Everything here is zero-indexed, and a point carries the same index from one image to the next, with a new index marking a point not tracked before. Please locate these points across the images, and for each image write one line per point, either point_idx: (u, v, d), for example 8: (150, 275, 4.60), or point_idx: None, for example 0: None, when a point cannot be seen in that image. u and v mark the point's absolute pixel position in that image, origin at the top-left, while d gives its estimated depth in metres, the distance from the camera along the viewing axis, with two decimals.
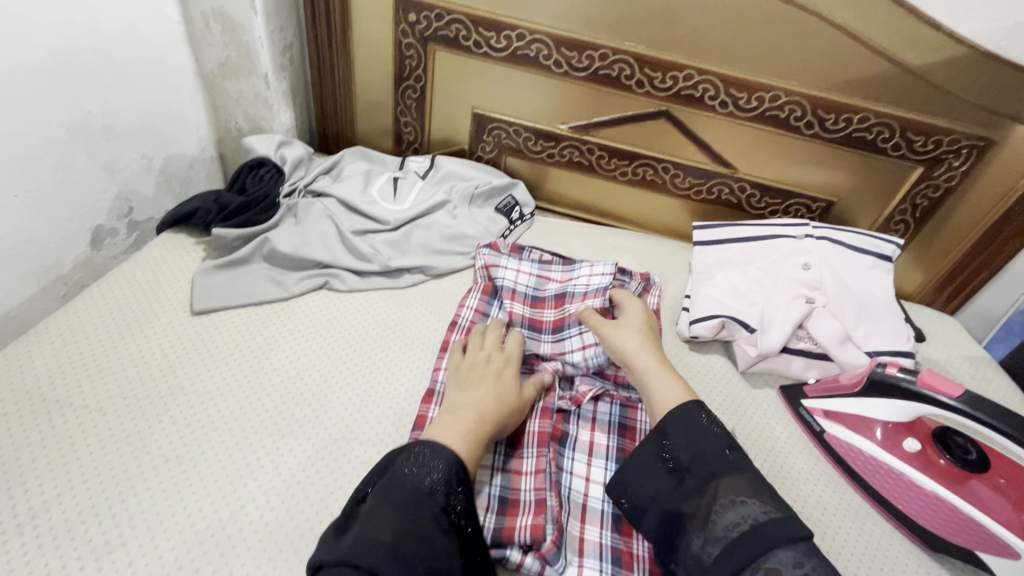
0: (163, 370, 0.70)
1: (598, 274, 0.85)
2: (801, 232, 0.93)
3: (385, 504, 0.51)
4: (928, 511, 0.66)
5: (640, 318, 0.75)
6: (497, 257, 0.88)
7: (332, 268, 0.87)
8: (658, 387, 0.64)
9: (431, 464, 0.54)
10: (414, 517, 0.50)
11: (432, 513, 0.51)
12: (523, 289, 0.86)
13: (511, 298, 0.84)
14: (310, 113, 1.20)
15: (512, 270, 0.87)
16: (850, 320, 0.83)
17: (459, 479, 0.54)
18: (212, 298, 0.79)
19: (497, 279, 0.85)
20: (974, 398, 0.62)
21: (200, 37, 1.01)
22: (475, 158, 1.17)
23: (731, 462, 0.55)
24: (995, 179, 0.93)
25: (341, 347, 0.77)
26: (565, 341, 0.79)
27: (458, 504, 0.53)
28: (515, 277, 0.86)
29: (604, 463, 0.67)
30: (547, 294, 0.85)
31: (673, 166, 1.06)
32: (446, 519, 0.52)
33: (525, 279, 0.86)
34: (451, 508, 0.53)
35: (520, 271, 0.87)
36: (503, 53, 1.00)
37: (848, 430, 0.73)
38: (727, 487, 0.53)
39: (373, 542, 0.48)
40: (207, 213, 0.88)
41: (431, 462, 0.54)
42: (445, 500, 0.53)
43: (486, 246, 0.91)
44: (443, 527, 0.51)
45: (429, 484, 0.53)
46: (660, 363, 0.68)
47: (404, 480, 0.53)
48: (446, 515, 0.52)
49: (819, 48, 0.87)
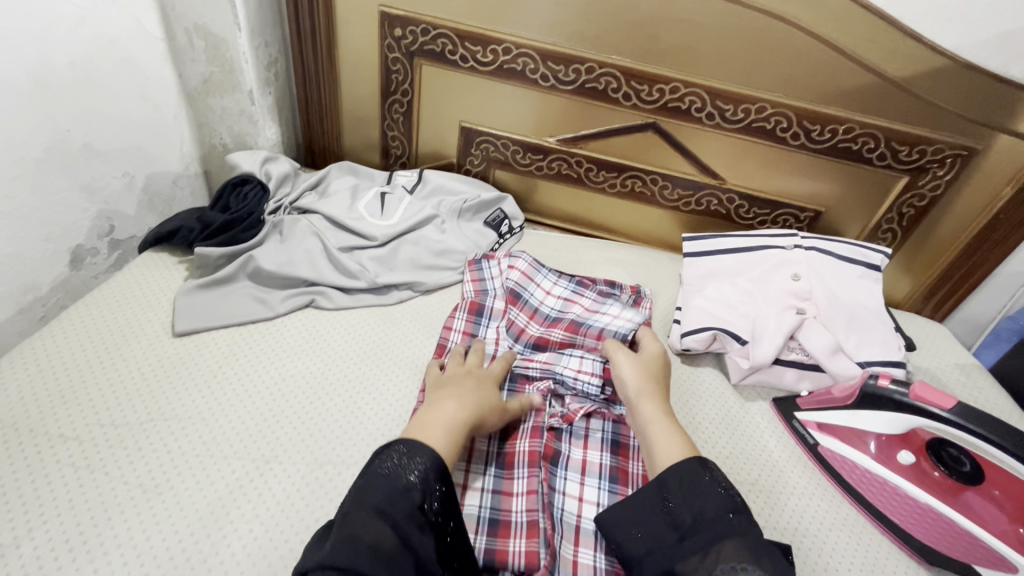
0: (143, 395, 0.68)
1: (623, 318, 0.80)
2: (789, 243, 0.93)
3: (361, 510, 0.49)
4: (925, 525, 0.66)
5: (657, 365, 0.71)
6: (536, 272, 0.90)
7: (318, 286, 0.86)
8: (661, 438, 0.61)
9: (407, 466, 0.53)
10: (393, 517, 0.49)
11: (410, 511, 0.50)
12: (545, 311, 0.85)
13: (529, 314, 0.84)
14: (296, 127, 1.19)
15: (541, 290, 0.88)
16: (841, 330, 0.82)
17: (436, 477, 0.53)
18: (194, 319, 0.77)
19: (523, 296, 0.86)
20: (967, 410, 0.62)
21: (183, 54, 1.00)
22: (464, 171, 1.17)
23: (732, 525, 0.51)
24: (980, 188, 0.94)
25: (327, 368, 0.76)
26: (563, 358, 0.76)
27: (434, 499, 0.52)
28: (542, 296, 0.87)
29: (597, 482, 0.66)
30: (567, 317, 0.83)
31: (661, 178, 1.06)
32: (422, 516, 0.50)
33: (552, 302, 0.86)
34: (427, 505, 0.51)
35: (551, 292, 0.88)
36: (490, 67, 1.00)
37: (841, 442, 0.73)
38: (728, 551, 0.49)
39: (355, 548, 0.46)
40: (189, 232, 0.86)
41: (408, 465, 0.53)
42: (422, 498, 0.51)
43: (485, 260, 0.92)
44: (420, 524, 0.50)
45: (406, 482, 0.52)
46: (664, 415, 0.64)
47: (381, 485, 0.51)
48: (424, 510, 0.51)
49: (803, 61, 0.87)
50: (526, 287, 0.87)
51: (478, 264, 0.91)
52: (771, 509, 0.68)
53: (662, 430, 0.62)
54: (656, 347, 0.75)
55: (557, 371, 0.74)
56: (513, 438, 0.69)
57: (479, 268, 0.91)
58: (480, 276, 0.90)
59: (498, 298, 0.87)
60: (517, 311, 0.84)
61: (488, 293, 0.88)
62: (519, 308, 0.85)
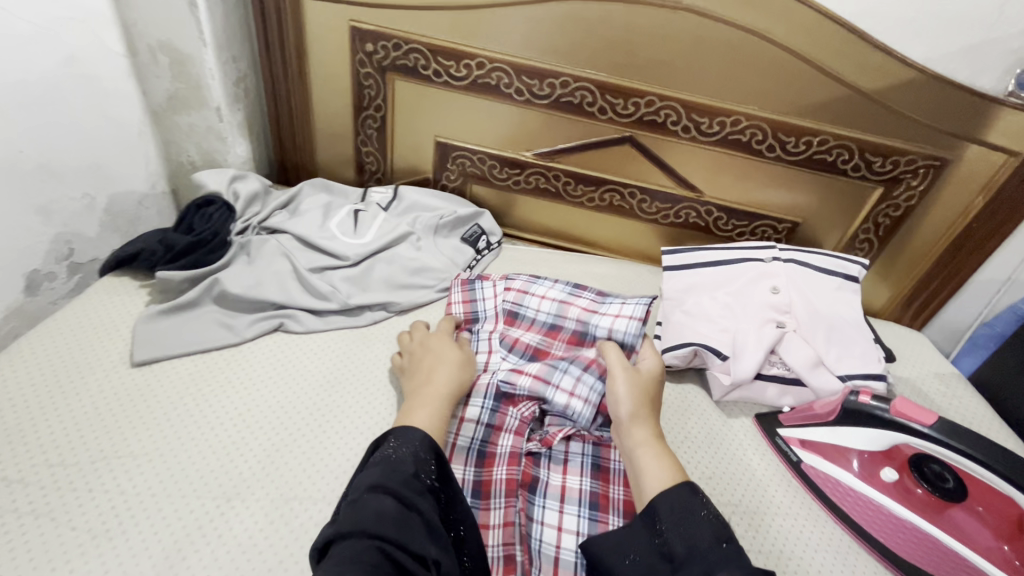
0: (97, 431, 0.64)
1: (624, 317, 0.78)
2: (768, 255, 0.92)
3: (373, 478, 0.52)
4: (912, 545, 0.65)
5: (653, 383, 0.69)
6: (533, 282, 0.86)
7: (287, 309, 0.83)
8: (653, 465, 0.59)
9: (408, 440, 0.57)
10: (403, 482, 0.53)
11: (417, 477, 0.54)
12: (543, 318, 0.82)
13: (526, 327, 0.82)
14: (268, 143, 1.17)
15: (536, 298, 0.84)
16: (821, 343, 0.82)
17: (433, 447, 0.57)
18: (154, 347, 0.74)
19: (518, 308, 0.83)
20: (948, 426, 0.61)
21: (148, 71, 0.97)
22: (440, 186, 1.15)
23: (727, 554, 0.49)
24: (953, 197, 0.94)
25: (296, 395, 0.72)
26: (556, 372, 0.72)
27: (434, 469, 0.56)
28: (538, 304, 0.83)
29: (577, 509, 0.64)
30: (566, 328, 0.81)
31: (639, 191, 1.06)
32: (426, 480, 0.54)
33: (548, 307, 0.83)
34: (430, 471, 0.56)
35: (547, 298, 0.84)
36: (464, 82, 0.98)
37: (822, 459, 0.72)
38: None
39: (371, 514, 0.49)
40: (151, 254, 0.82)
41: (409, 437, 0.57)
42: (418, 467, 0.55)
43: (472, 280, 0.88)
44: (420, 489, 0.53)
45: (401, 455, 0.55)
46: (657, 440, 0.62)
47: (386, 458, 0.55)
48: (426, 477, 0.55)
49: (775, 74, 0.87)
50: (522, 301, 0.84)
51: (471, 284, 0.87)
52: (755, 531, 0.66)
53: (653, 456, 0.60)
54: (654, 362, 0.72)
55: (548, 394, 0.71)
56: (490, 464, 0.67)
57: (472, 288, 0.87)
58: (472, 297, 0.86)
59: (492, 320, 0.83)
60: (515, 328, 0.81)
61: (481, 317, 0.84)
62: (517, 325, 0.82)
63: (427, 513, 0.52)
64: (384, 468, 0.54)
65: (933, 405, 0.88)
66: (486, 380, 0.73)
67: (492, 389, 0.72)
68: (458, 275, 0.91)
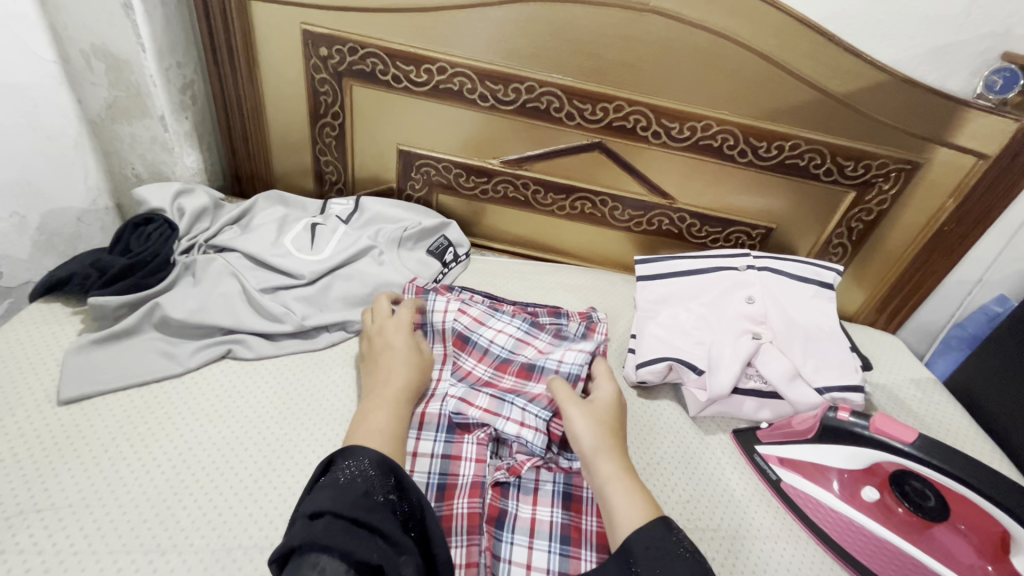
0: (16, 481, 0.58)
1: (574, 351, 0.75)
2: (742, 263, 0.90)
3: (323, 496, 0.48)
4: (890, 564, 0.63)
5: (611, 412, 0.66)
6: (492, 315, 0.82)
7: (237, 333, 0.77)
8: (625, 496, 0.55)
9: (359, 458, 0.52)
10: (356, 500, 0.48)
11: (372, 493, 0.50)
12: (495, 350, 0.78)
13: (478, 359, 0.77)
14: (220, 152, 1.10)
15: (492, 330, 0.80)
16: (798, 355, 0.79)
17: (389, 464, 0.53)
18: (84, 382, 0.67)
19: (470, 335, 0.78)
20: (929, 443, 0.59)
21: (81, 78, 0.89)
22: (405, 196, 1.10)
23: None
24: (925, 200, 0.93)
25: (244, 429, 0.67)
26: (505, 404, 0.70)
27: (391, 484, 0.52)
28: (494, 338, 0.79)
29: (547, 544, 0.60)
30: (517, 360, 0.77)
31: (611, 198, 1.02)
32: (382, 496, 0.50)
33: (503, 341, 0.79)
34: (386, 485, 0.52)
35: (501, 331, 0.80)
36: (425, 88, 0.94)
37: (804, 479, 0.70)
38: None
39: (324, 532, 0.45)
40: (85, 278, 0.76)
41: (360, 454, 0.53)
42: (370, 484, 0.50)
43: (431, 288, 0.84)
44: (372, 506, 0.49)
45: (350, 474, 0.51)
46: (625, 470, 0.59)
47: (336, 478, 0.50)
48: (382, 493, 0.51)
49: (745, 78, 0.85)
50: (477, 330, 0.79)
51: (425, 293, 0.83)
52: (735, 558, 0.63)
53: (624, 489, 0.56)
54: (610, 391, 0.70)
55: (499, 424, 0.67)
56: (450, 497, 0.63)
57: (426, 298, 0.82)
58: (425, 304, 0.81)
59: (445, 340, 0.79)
60: (465, 356, 0.77)
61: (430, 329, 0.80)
62: (467, 352, 0.78)
63: (386, 530, 0.48)
64: (334, 487, 0.49)
65: (908, 413, 0.86)
66: (437, 411, 0.69)
67: (443, 420, 0.69)
68: (412, 280, 0.86)
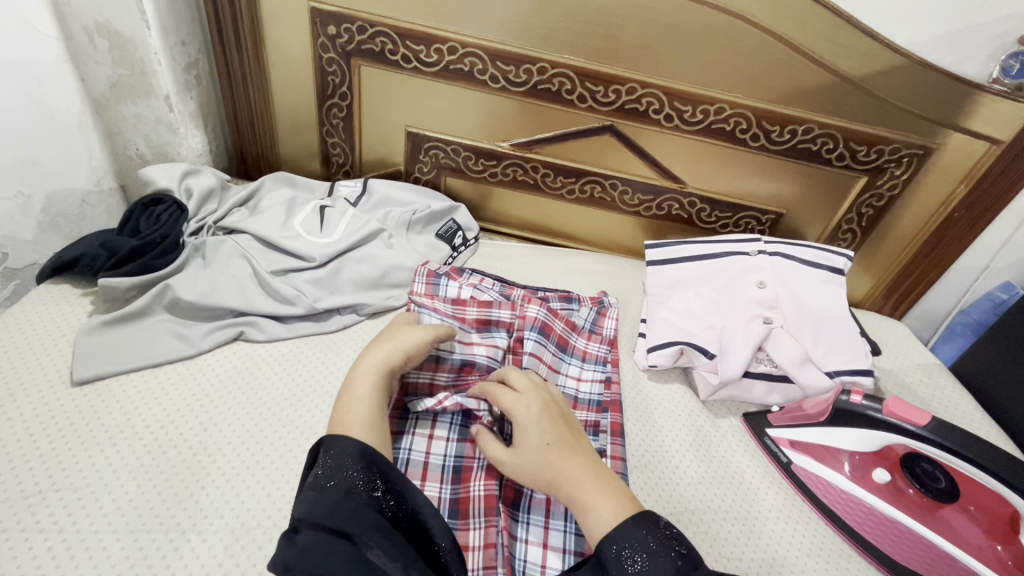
0: (34, 461, 0.58)
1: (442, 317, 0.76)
2: (753, 248, 0.90)
3: (302, 505, 0.48)
4: (899, 543, 0.64)
5: (542, 433, 0.57)
6: (486, 335, 0.77)
7: (248, 316, 0.77)
8: (588, 509, 0.52)
9: (339, 455, 0.51)
10: (335, 505, 0.47)
11: (353, 494, 0.49)
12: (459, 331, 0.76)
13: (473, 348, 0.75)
14: (225, 133, 1.09)
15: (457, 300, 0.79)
16: (808, 339, 0.80)
17: (370, 456, 0.51)
18: (96, 363, 0.67)
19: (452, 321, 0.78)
20: (941, 425, 0.60)
21: (84, 56, 0.87)
22: (413, 179, 1.09)
23: None
24: (936, 185, 0.93)
25: (258, 410, 0.67)
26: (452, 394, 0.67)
27: (377, 478, 0.51)
28: (467, 346, 0.73)
29: (563, 524, 0.61)
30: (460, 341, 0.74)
31: (621, 182, 1.02)
32: (364, 494, 0.49)
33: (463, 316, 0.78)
34: (368, 481, 0.50)
35: (483, 346, 0.74)
36: (435, 68, 0.92)
37: (815, 461, 0.70)
38: None
39: (295, 550, 0.45)
40: (94, 259, 0.75)
41: (340, 450, 0.51)
42: (351, 485, 0.49)
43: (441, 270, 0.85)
44: (355, 507, 0.48)
45: (329, 476, 0.50)
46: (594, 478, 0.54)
47: (316, 481, 0.50)
48: (364, 490, 0.49)
49: (760, 60, 0.84)
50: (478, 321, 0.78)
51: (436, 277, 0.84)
52: (746, 538, 0.64)
53: (581, 507, 0.53)
54: (526, 407, 0.59)
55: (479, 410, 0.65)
56: (467, 480, 0.63)
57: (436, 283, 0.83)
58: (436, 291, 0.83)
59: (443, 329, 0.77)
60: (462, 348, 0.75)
61: None
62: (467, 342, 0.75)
63: (370, 534, 0.47)
64: (314, 492, 0.49)
65: (915, 397, 0.87)
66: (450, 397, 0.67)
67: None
68: (424, 263, 0.86)
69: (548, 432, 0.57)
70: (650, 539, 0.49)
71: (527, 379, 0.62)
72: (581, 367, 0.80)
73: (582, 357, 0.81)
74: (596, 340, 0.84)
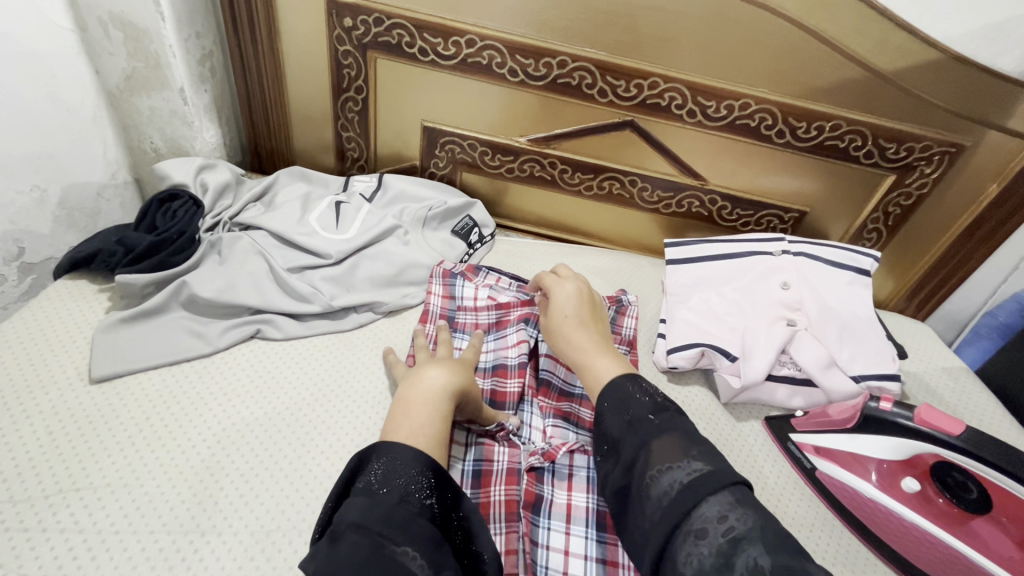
0: (54, 460, 0.58)
1: (482, 308, 0.81)
2: (776, 248, 0.88)
3: (355, 510, 0.46)
4: (930, 556, 0.62)
5: (570, 306, 0.70)
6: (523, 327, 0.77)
7: (264, 314, 0.76)
8: (592, 365, 0.64)
9: (393, 458, 0.50)
10: (388, 514, 0.46)
11: (407, 501, 0.47)
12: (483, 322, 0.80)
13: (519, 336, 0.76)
14: (239, 127, 1.08)
15: (470, 296, 0.82)
16: (833, 342, 0.78)
17: (426, 459, 0.51)
18: (115, 361, 0.67)
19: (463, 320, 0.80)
20: (975, 436, 0.58)
21: (99, 47, 0.86)
22: (428, 174, 1.08)
23: (658, 426, 0.53)
24: (968, 183, 0.90)
25: (275, 411, 0.67)
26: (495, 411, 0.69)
27: (430, 484, 0.49)
28: (503, 346, 0.76)
29: (584, 530, 0.60)
30: (508, 322, 0.78)
31: (640, 179, 1.00)
32: (417, 501, 0.48)
33: (486, 311, 0.80)
34: (425, 487, 0.49)
35: (517, 344, 0.75)
36: (453, 61, 0.91)
37: (841, 468, 0.68)
38: (658, 453, 0.50)
39: (342, 559, 0.43)
40: (111, 255, 0.75)
41: (396, 454, 0.50)
42: (406, 490, 0.48)
43: (457, 270, 0.85)
44: (408, 515, 0.46)
45: (384, 482, 0.48)
46: (597, 348, 0.65)
47: (368, 485, 0.48)
48: (417, 498, 0.48)
49: (790, 56, 0.82)
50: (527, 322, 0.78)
51: (452, 278, 0.84)
52: None
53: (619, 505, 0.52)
54: (564, 290, 0.72)
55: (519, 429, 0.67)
56: (487, 484, 0.62)
57: (453, 283, 0.83)
58: (452, 291, 0.83)
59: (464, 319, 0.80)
60: (510, 331, 0.77)
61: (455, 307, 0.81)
62: (517, 326, 0.77)
63: (418, 544, 0.45)
64: (364, 497, 0.47)
65: (940, 402, 0.85)
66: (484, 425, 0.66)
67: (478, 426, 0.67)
68: (440, 263, 0.86)
69: (575, 306, 0.70)
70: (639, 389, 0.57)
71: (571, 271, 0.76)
72: None
73: None
74: (615, 340, 0.83)
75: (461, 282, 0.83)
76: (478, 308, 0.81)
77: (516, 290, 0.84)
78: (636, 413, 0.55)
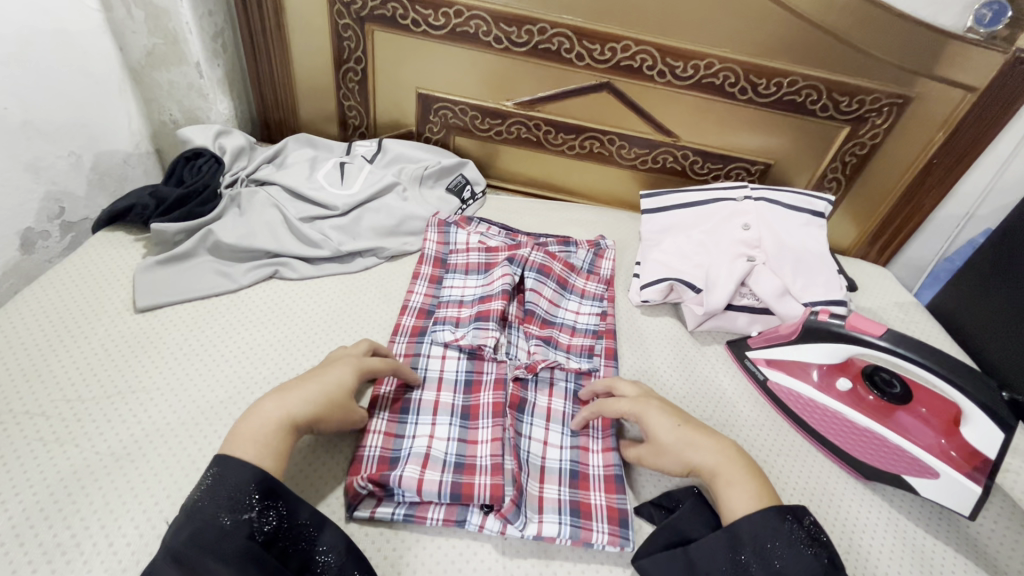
0: (112, 371, 0.68)
1: (472, 252, 0.90)
2: (740, 194, 0.97)
3: (179, 528, 0.47)
4: (861, 443, 0.72)
5: (670, 423, 0.63)
6: (510, 265, 0.86)
7: (281, 257, 0.86)
8: (731, 486, 0.57)
9: (227, 471, 0.49)
10: (196, 536, 0.46)
11: (223, 516, 0.47)
12: (474, 264, 0.89)
13: (506, 269, 0.84)
14: (250, 101, 1.17)
15: (461, 245, 0.92)
16: (788, 274, 0.87)
17: (251, 475, 0.50)
18: (155, 294, 0.77)
19: (451, 263, 0.89)
20: (896, 335, 0.66)
21: (123, 26, 0.96)
22: (424, 139, 1.17)
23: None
24: (916, 132, 0.98)
25: (293, 335, 0.77)
26: (470, 333, 0.77)
27: (258, 498, 0.49)
28: (490, 280, 0.84)
29: (560, 427, 0.71)
30: (496, 261, 0.87)
31: (618, 138, 1.08)
32: (234, 518, 0.48)
33: (474, 256, 0.89)
34: (246, 501, 0.49)
35: (502, 277, 0.83)
36: (442, 31, 0.99)
37: (786, 375, 0.78)
38: None
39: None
40: (144, 209, 0.85)
41: (232, 468, 0.50)
42: (227, 509, 0.48)
43: (452, 222, 0.95)
44: (222, 532, 0.47)
45: (202, 496, 0.48)
46: (730, 458, 0.59)
47: (190, 504, 0.48)
48: (238, 513, 0.48)
49: (747, 17, 0.90)
50: (512, 259, 0.87)
51: (447, 227, 0.94)
52: None
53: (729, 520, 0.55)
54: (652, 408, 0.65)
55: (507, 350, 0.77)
56: (477, 391, 0.72)
57: (447, 231, 0.93)
58: (447, 239, 0.93)
59: (454, 261, 0.89)
60: (498, 266, 0.85)
61: (450, 252, 0.91)
62: (506, 262, 0.86)
63: (232, 565, 0.46)
64: (185, 515, 0.48)
65: None
66: (464, 337, 0.76)
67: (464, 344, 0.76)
68: (435, 215, 0.95)
69: (672, 417, 0.64)
70: (793, 531, 0.52)
71: (634, 387, 0.69)
72: (579, 303, 0.89)
73: (581, 294, 0.90)
74: (594, 279, 0.93)
75: (455, 234, 0.93)
76: (470, 251, 0.91)
77: (506, 236, 0.95)
78: (794, 568, 0.50)
